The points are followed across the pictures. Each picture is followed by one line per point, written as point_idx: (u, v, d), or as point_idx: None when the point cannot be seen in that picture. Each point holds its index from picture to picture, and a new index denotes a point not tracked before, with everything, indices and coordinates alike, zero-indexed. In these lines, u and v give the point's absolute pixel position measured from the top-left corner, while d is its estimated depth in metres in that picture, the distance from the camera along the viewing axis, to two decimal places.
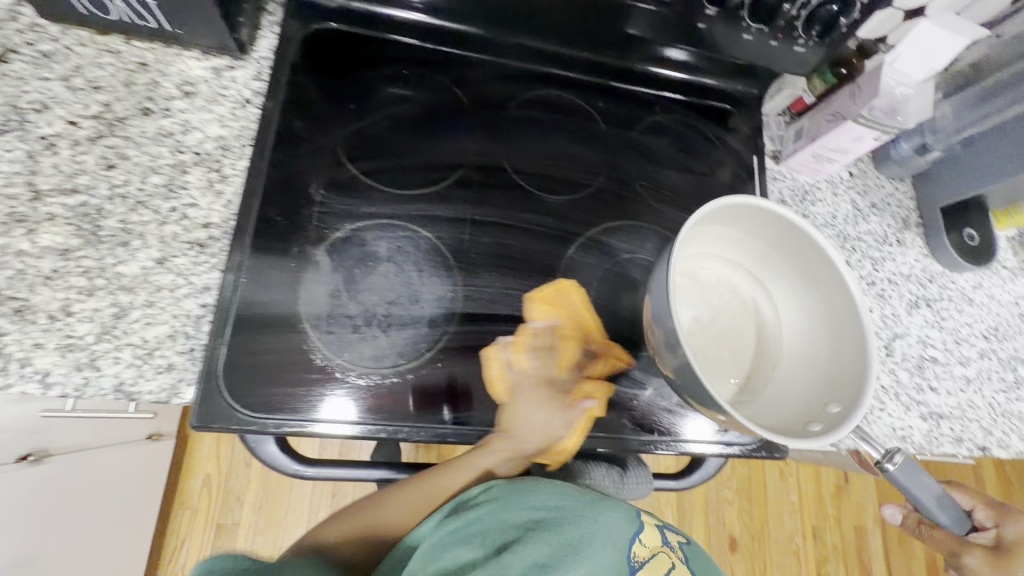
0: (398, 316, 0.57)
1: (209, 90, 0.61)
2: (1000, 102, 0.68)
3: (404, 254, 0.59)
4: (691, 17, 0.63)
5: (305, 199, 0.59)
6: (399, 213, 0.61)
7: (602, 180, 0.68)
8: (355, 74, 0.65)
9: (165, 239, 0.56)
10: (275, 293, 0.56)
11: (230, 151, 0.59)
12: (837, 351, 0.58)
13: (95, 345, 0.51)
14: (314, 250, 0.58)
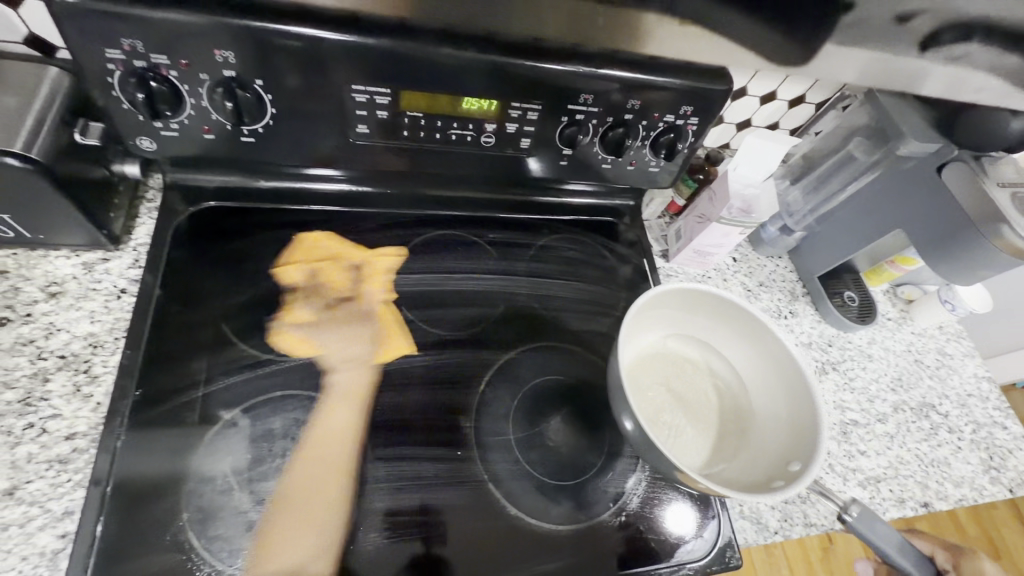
0: (300, 499, 0.52)
1: (79, 287, 0.58)
2: (836, 184, 0.82)
3: (303, 424, 0.56)
4: (551, 160, 0.66)
5: (186, 386, 0.56)
6: (293, 383, 0.58)
7: (501, 309, 0.69)
8: (242, 246, 0.66)
9: (16, 463, 0.49)
10: (151, 502, 0.50)
11: (101, 348, 0.56)
12: (792, 405, 0.63)
13: None
14: (198, 441, 0.53)
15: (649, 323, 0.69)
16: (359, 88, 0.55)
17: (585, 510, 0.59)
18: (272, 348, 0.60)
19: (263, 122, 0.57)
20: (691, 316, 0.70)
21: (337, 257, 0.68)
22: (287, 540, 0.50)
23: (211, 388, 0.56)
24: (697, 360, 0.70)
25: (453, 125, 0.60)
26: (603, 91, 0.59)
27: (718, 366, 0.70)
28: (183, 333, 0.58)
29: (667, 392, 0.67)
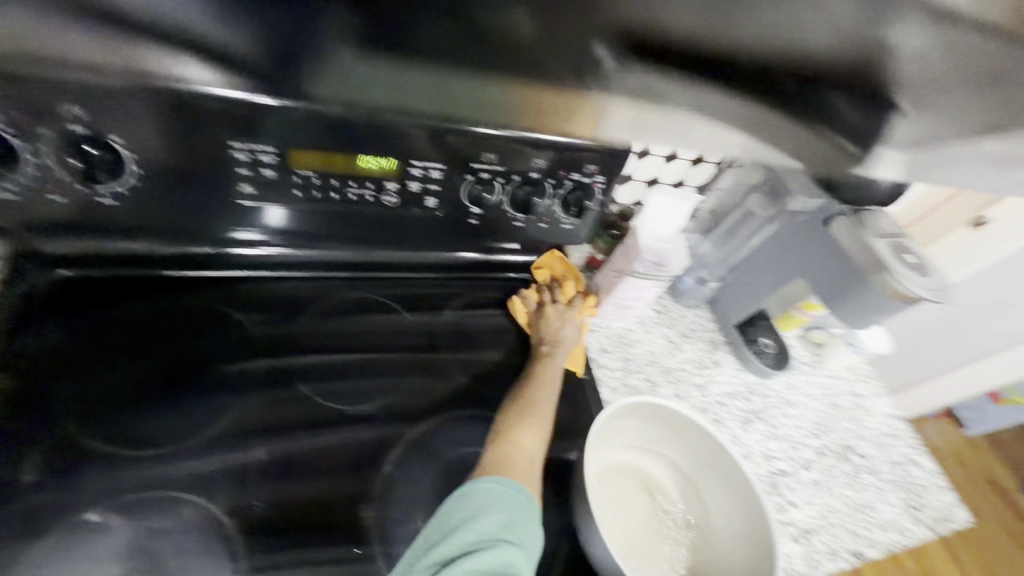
0: None
1: None
2: (741, 236, 0.85)
3: (160, 534, 0.46)
4: (461, 217, 0.64)
5: (3, 496, 0.45)
6: (151, 482, 0.49)
7: (413, 377, 0.64)
8: (104, 319, 0.57)
9: None
10: None
11: None
12: (747, 518, 0.63)
13: None
14: (10, 570, 0.42)
15: (611, 434, 0.67)
16: (238, 146, 0.50)
17: None
18: (129, 442, 0.50)
19: (126, 182, 0.51)
20: (655, 432, 0.68)
21: (222, 328, 0.60)
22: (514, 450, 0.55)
23: (42, 498, 0.46)
24: (658, 472, 0.69)
25: (350, 183, 0.57)
26: (506, 150, 0.58)
27: (687, 495, 0.68)
28: (10, 431, 0.48)
29: (629, 509, 0.64)
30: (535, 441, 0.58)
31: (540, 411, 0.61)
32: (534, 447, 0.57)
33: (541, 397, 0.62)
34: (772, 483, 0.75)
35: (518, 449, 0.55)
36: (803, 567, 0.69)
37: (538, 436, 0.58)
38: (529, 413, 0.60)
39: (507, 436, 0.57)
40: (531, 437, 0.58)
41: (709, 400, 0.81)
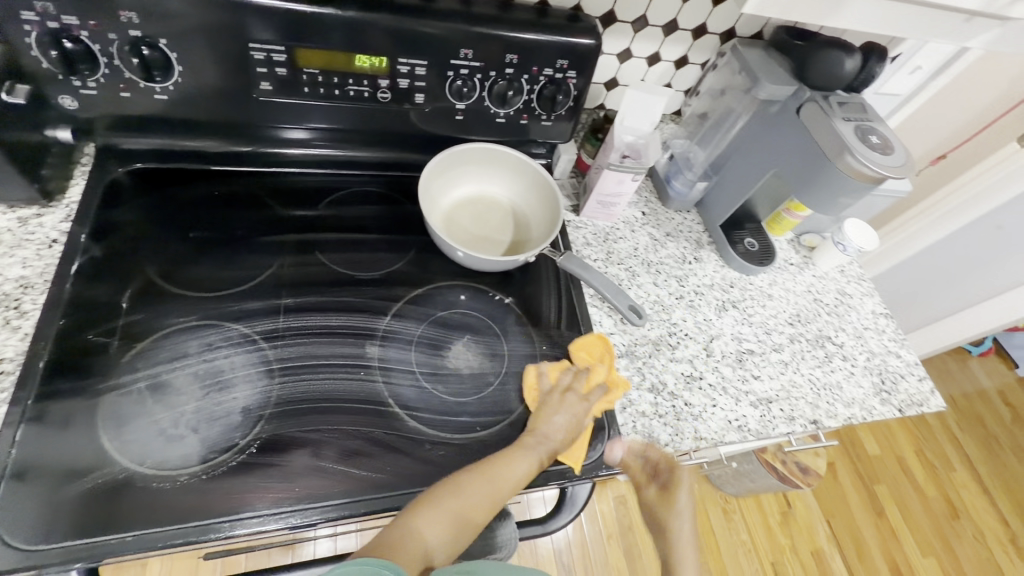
0: (209, 410, 0.58)
1: (12, 238, 0.64)
2: (723, 135, 0.89)
3: (219, 349, 0.62)
4: (448, 114, 0.74)
5: (108, 317, 0.62)
6: (209, 315, 0.64)
7: (409, 254, 0.76)
8: (169, 203, 0.73)
9: None
10: (69, 417, 0.55)
11: (31, 289, 0.61)
12: (539, 192, 0.80)
13: None
14: (116, 364, 0.59)
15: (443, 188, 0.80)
16: (257, 46, 0.62)
17: (478, 421, 0.65)
18: (193, 290, 0.66)
19: (173, 80, 0.64)
20: (482, 172, 0.81)
21: (258, 212, 0.74)
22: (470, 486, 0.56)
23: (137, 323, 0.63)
24: (488, 194, 0.83)
25: (349, 81, 0.67)
26: (480, 46, 0.67)
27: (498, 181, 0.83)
28: (109, 278, 0.65)
29: (469, 219, 0.81)
30: (485, 495, 0.56)
31: (517, 456, 0.60)
32: (524, 472, 0.60)
33: (491, 470, 0.58)
34: (711, 342, 0.83)
35: (467, 496, 0.55)
36: (757, 425, 0.77)
37: (474, 503, 0.55)
38: (478, 485, 0.57)
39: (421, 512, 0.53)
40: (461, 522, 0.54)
41: (687, 290, 0.88)
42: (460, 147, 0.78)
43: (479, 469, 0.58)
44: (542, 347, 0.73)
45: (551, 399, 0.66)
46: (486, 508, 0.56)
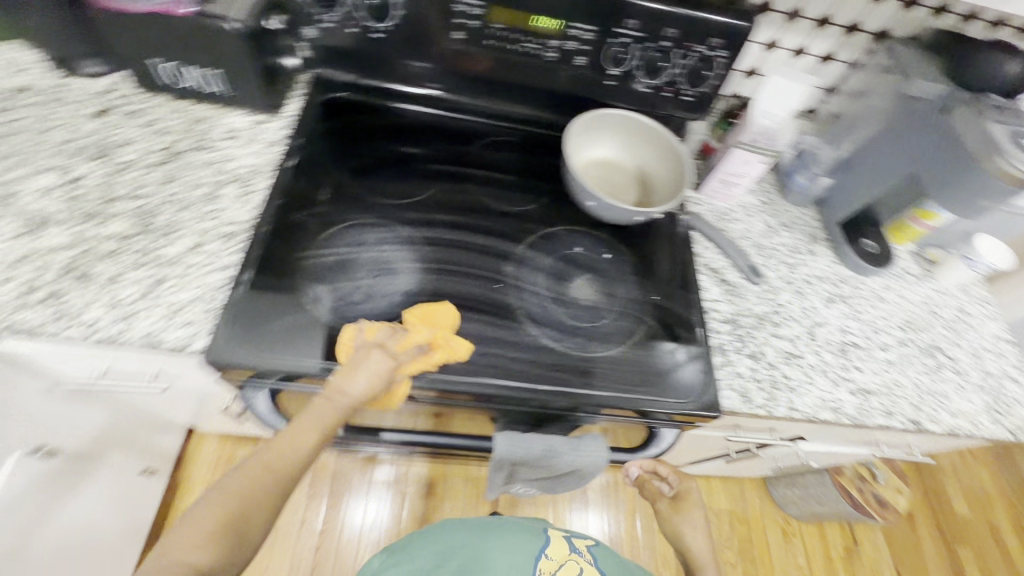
0: (379, 287, 0.71)
1: (248, 135, 0.82)
2: (859, 133, 0.90)
3: (389, 245, 0.75)
4: (600, 79, 0.83)
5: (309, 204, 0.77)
6: (381, 216, 0.77)
7: (544, 199, 0.86)
8: (356, 126, 0.87)
9: (201, 232, 0.72)
10: (278, 270, 0.70)
11: (259, 175, 0.78)
12: (666, 158, 0.87)
13: (136, 303, 0.65)
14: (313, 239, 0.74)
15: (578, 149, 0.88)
16: (460, 1, 0.74)
17: (591, 345, 0.73)
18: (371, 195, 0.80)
19: (387, 23, 0.78)
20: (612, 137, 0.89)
21: (423, 145, 0.87)
22: (175, 533, 0.45)
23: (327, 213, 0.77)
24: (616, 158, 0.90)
25: (524, 39, 0.78)
26: (645, 17, 0.75)
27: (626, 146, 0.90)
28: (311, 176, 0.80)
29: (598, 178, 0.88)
30: (207, 545, 0.45)
31: (292, 428, 0.54)
32: (271, 489, 0.50)
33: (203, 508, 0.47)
34: (815, 328, 0.85)
35: (182, 545, 0.44)
36: (853, 411, 0.78)
37: (190, 541, 0.44)
38: (247, 506, 0.48)
39: (151, 556, 0.43)
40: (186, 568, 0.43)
41: (796, 276, 0.91)
42: (608, 110, 0.86)
43: (223, 492, 0.48)
44: (655, 301, 0.79)
45: (355, 356, 0.61)
46: (274, 482, 0.50)
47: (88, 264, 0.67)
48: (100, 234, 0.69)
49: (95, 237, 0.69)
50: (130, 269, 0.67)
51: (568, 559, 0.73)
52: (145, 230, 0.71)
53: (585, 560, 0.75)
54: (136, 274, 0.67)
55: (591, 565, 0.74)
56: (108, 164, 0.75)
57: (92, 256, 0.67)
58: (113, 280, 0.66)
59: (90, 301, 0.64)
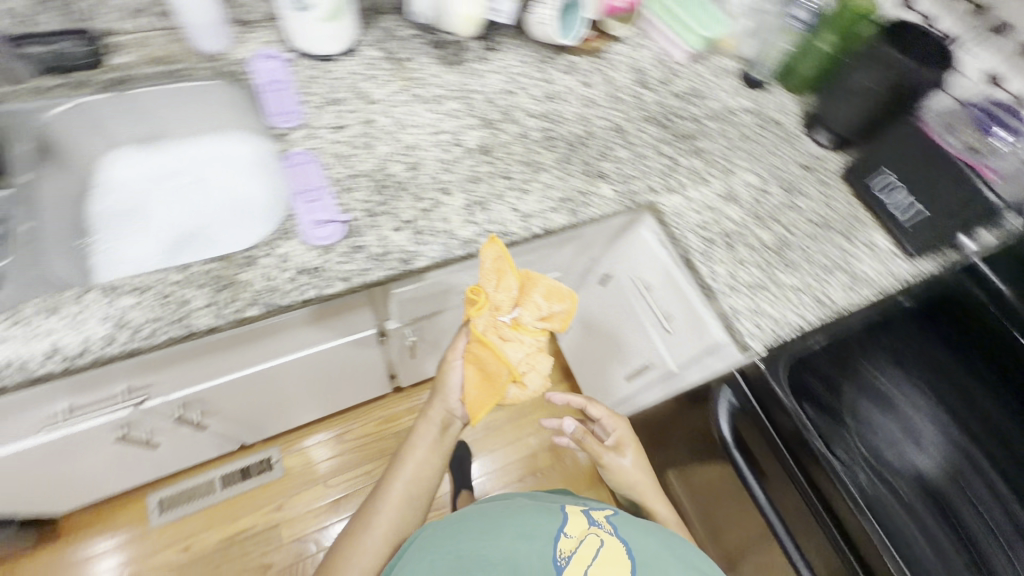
0: (622, 198, 0.87)
1: (530, 62, 0.98)
2: None
3: (650, 182, 0.90)
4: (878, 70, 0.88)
5: (569, 123, 0.93)
6: (628, 146, 0.94)
7: (767, 178, 0.96)
8: (609, 79, 1.01)
9: (483, 120, 0.89)
10: (544, 158, 0.88)
11: (534, 91, 0.95)
12: None
13: (430, 152, 0.83)
14: (571, 145, 0.91)
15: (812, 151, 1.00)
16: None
17: (787, 308, 0.82)
18: (634, 136, 0.95)
19: None
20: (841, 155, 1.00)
21: (691, 116, 1.01)
22: (358, 527, 0.65)
23: (595, 132, 0.93)
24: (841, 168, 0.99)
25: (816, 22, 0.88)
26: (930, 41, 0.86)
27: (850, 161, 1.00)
28: (572, 105, 0.96)
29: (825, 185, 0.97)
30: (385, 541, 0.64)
31: (415, 454, 0.70)
32: (415, 505, 0.68)
33: (369, 509, 0.66)
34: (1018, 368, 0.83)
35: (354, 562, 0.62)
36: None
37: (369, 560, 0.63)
38: (367, 532, 0.64)
39: None
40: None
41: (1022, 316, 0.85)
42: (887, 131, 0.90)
43: (358, 520, 0.66)
44: (874, 301, 0.85)
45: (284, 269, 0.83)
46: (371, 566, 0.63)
47: (400, 117, 0.86)
48: (415, 100, 0.88)
49: (411, 102, 0.88)
50: (433, 128, 0.86)
51: (589, 534, 0.57)
52: (445, 105, 0.90)
53: (604, 530, 0.59)
54: (436, 133, 0.86)
55: (613, 535, 0.58)
56: (426, 53, 0.94)
57: (406, 111, 0.87)
58: (415, 132, 0.85)
59: (399, 141, 0.83)
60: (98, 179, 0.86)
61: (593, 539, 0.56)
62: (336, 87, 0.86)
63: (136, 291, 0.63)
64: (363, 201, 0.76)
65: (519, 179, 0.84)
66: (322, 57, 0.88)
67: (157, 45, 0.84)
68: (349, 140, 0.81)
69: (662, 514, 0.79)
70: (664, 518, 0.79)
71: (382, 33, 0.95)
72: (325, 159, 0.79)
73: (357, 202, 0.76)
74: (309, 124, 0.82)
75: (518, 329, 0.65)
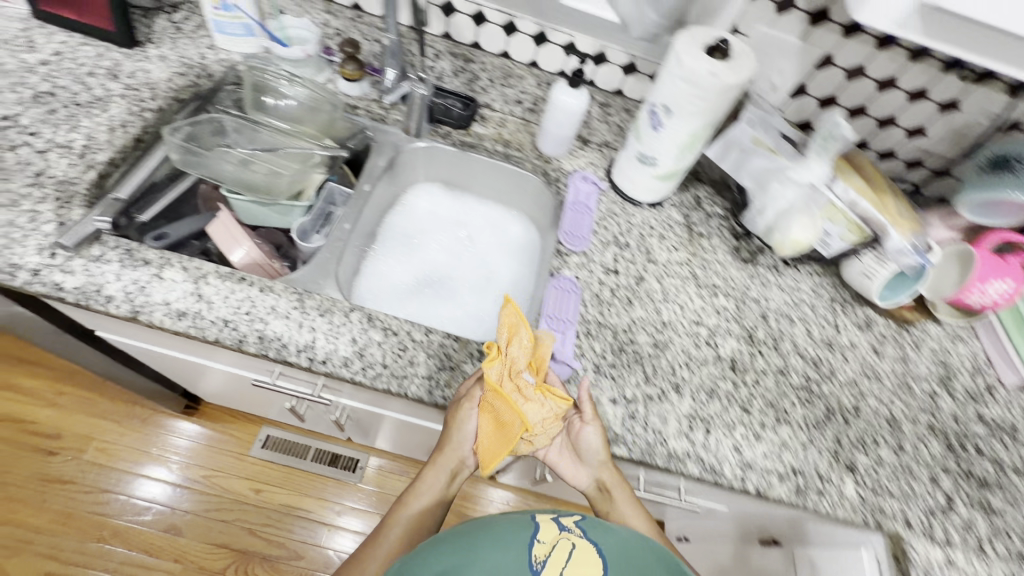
0: (865, 513, 0.70)
1: (820, 299, 0.89)
2: None
3: (906, 511, 0.72)
4: None
5: (835, 388, 0.80)
6: (899, 455, 0.76)
7: None
8: (904, 362, 0.86)
9: (745, 334, 0.82)
10: (792, 413, 0.76)
11: (811, 333, 0.85)
12: None
13: (678, 340, 0.79)
14: (830, 414, 0.78)
15: None
16: None
17: None
18: (911, 439, 0.78)
19: None
20: None
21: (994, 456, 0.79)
22: (374, 545, 0.63)
23: (864, 411, 0.79)
24: None
25: None
26: None
27: None
28: (847, 368, 0.83)
29: None
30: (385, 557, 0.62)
31: (428, 480, 0.68)
32: (421, 532, 0.66)
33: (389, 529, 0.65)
34: None
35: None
36: None
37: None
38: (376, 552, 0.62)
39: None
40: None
41: None
42: None
43: (370, 541, 0.64)
44: None
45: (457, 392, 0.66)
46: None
47: (669, 290, 0.84)
48: (690, 280, 0.86)
49: (685, 280, 0.85)
50: (693, 316, 0.82)
51: (562, 539, 0.38)
52: (715, 298, 0.85)
53: (574, 535, 0.39)
54: (694, 323, 0.81)
55: (586, 542, 0.39)
56: (721, 240, 0.92)
57: (677, 287, 0.84)
58: (676, 312, 0.82)
59: (657, 312, 0.81)
60: (404, 203, 1.00)
61: (566, 542, 0.38)
62: (629, 233, 0.88)
63: (384, 331, 0.69)
64: (598, 353, 0.74)
65: (757, 420, 0.74)
66: (632, 201, 0.91)
67: (511, 130, 0.94)
68: (615, 289, 0.81)
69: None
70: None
71: (693, 202, 0.95)
72: (587, 295, 0.79)
73: (593, 352, 0.74)
74: (590, 255, 0.84)
75: (541, 389, 0.63)
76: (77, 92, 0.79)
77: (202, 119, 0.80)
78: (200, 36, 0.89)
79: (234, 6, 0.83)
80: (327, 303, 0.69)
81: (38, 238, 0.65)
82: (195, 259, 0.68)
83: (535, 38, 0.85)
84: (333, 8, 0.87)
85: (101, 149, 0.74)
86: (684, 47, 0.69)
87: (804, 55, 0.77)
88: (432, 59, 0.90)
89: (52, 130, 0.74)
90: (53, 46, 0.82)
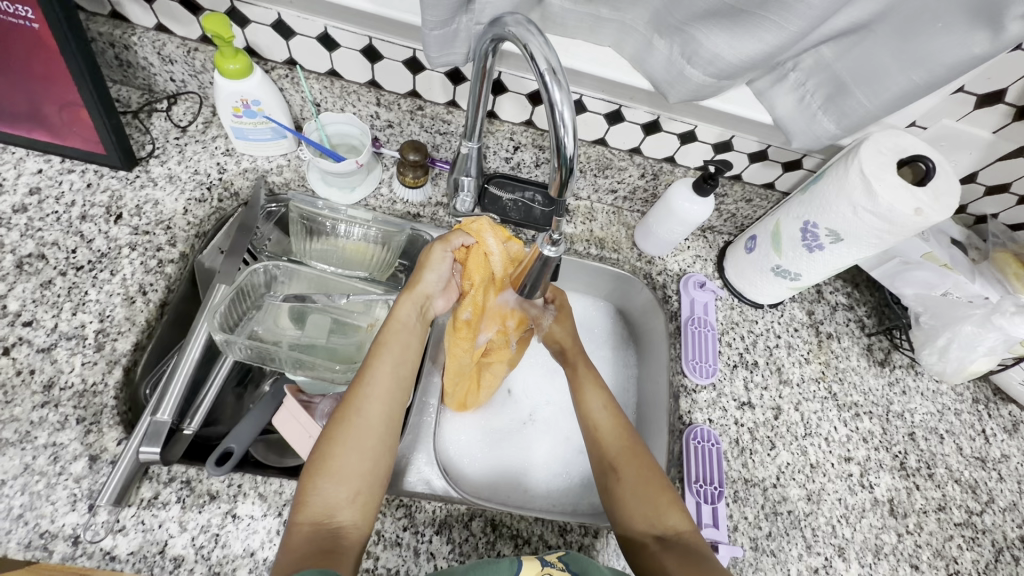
0: None
1: (966, 402, 0.79)
2: None
3: None
4: None
5: (995, 517, 0.72)
6: None
7: None
8: None
9: (895, 462, 0.73)
10: (956, 557, 0.69)
11: (964, 449, 0.75)
12: None
13: (828, 483, 0.69)
14: (994, 552, 0.70)
15: None
16: None
17: None
18: None
19: None
20: None
21: None
22: (344, 438, 0.52)
23: None
24: None
25: None
26: None
27: None
28: (1004, 487, 0.74)
29: None
30: (368, 446, 0.52)
31: (379, 371, 0.56)
32: (378, 436, 0.53)
33: (356, 422, 0.53)
34: None
35: (357, 466, 0.51)
36: None
37: (353, 480, 0.51)
38: (359, 424, 0.53)
39: (302, 521, 0.49)
40: (350, 491, 0.50)
41: None
42: None
43: (344, 414, 0.53)
44: None
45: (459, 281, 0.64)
46: (350, 492, 0.50)
47: (807, 418, 0.73)
48: (828, 398, 0.75)
49: (824, 399, 0.75)
50: (838, 449, 0.72)
51: None
52: (857, 419, 0.75)
53: None
54: (840, 457, 0.71)
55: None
56: (856, 340, 0.80)
57: (816, 411, 0.74)
58: (819, 446, 0.72)
59: (799, 450, 0.71)
60: None
61: None
62: (755, 346, 0.76)
63: (514, 541, 0.58)
64: (752, 522, 0.65)
65: None
66: (751, 302, 0.78)
67: (602, 225, 0.80)
68: (754, 430, 0.70)
69: (675, 526, 0.54)
70: (681, 519, 0.55)
71: (814, 291, 0.82)
72: (726, 444, 0.69)
73: (746, 520, 0.65)
74: (718, 387, 0.72)
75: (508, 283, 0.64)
76: (73, 249, 0.61)
77: (242, 283, 0.63)
78: (212, 138, 0.70)
79: (258, 110, 0.64)
80: (440, 516, 0.58)
81: (69, 487, 0.51)
82: (272, 481, 0.54)
83: (645, 127, 0.67)
84: (384, 98, 0.67)
85: (121, 332, 0.58)
86: (874, 170, 0.54)
87: (990, 147, 0.62)
88: (510, 150, 0.72)
89: (54, 316, 0.57)
90: (27, 180, 0.63)
